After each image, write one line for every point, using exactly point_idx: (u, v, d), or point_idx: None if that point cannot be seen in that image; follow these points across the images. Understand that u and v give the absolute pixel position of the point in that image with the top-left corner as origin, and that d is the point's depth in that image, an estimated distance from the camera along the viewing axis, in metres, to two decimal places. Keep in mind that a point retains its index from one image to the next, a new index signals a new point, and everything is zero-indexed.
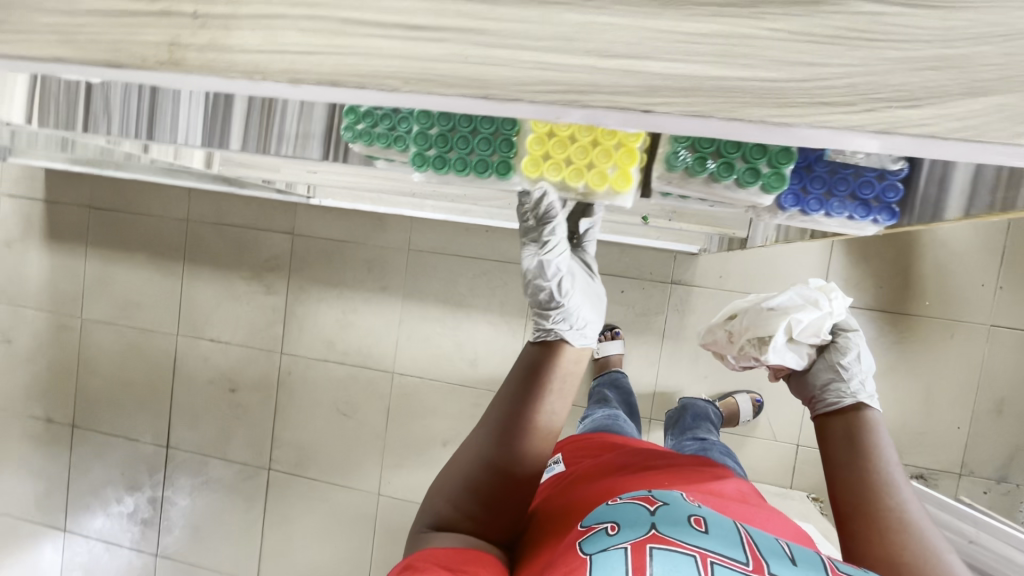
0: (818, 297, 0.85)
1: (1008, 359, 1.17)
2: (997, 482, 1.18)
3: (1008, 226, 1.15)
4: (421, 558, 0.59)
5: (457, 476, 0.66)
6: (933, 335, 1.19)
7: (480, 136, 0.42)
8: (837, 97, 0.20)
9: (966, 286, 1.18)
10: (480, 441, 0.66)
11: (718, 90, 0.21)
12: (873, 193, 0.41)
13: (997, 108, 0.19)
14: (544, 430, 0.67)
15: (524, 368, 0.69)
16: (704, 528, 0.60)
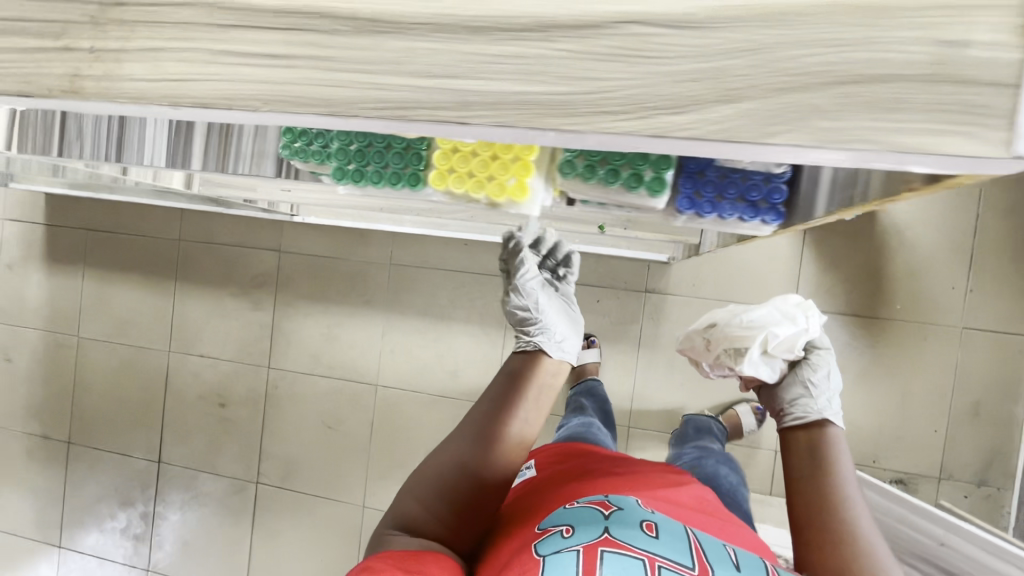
0: (795, 313, 0.85)
1: (982, 361, 1.17)
2: (977, 486, 1.18)
3: (976, 229, 1.16)
4: (378, 559, 0.58)
5: (432, 479, 0.67)
6: (906, 339, 1.20)
7: (394, 151, 0.45)
8: (617, 107, 0.23)
9: (937, 289, 1.19)
10: (458, 446, 0.68)
11: (519, 103, 0.24)
12: (761, 196, 0.43)
13: (746, 113, 0.22)
14: (520, 441, 0.69)
15: (508, 378, 0.71)
16: (655, 533, 0.61)
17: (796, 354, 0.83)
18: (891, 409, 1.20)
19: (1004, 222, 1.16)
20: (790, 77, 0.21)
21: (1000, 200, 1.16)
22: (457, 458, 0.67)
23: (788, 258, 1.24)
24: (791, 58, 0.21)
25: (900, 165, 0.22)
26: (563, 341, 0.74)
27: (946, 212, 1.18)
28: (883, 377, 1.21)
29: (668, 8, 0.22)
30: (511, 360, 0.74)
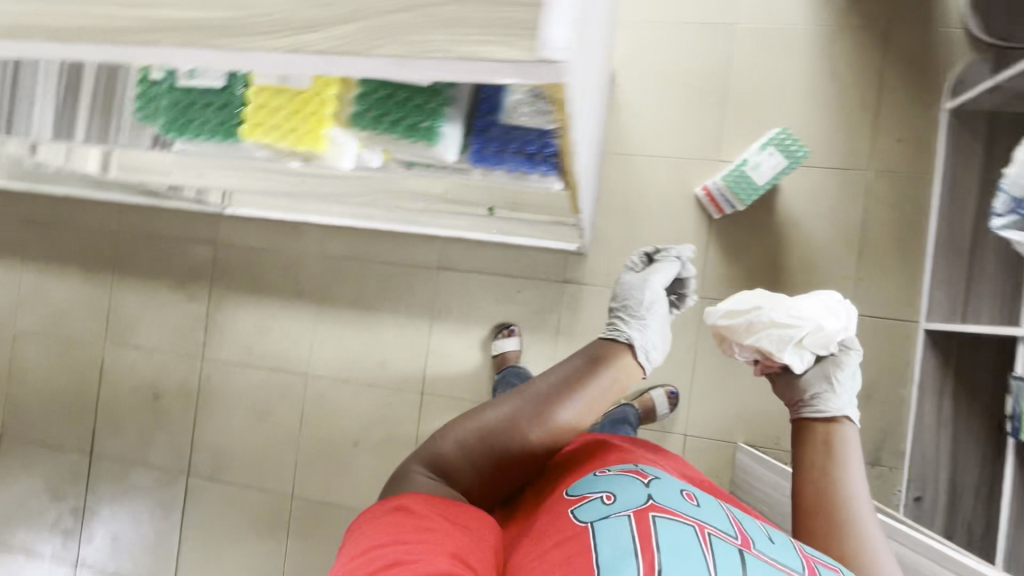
0: (839, 314, 0.90)
1: (873, 347, 1.24)
2: (871, 465, 1.25)
3: (864, 222, 1.25)
4: (417, 502, 0.66)
5: (479, 428, 0.79)
6: None
7: (211, 106, 0.49)
8: (265, 28, 0.28)
9: (831, 278, 1.26)
10: (513, 409, 0.80)
11: (193, 27, 0.29)
12: (537, 149, 0.49)
13: (359, 29, 0.27)
14: (569, 423, 0.82)
15: (578, 366, 0.85)
16: (697, 502, 0.68)
17: (826, 351, 0.89)
18: None
19: (890, 216, 1.24)
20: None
21: (886, 194, 1.24)
22: (513, 424, 0.79)
23: (696, 250, 1.31)
24: None
25: (489, 71, 0.27)
26: (656, 342, 0.93)
27: (838, 207, 1.26)
28: None
29: None
30: (581, 350, 0.89)
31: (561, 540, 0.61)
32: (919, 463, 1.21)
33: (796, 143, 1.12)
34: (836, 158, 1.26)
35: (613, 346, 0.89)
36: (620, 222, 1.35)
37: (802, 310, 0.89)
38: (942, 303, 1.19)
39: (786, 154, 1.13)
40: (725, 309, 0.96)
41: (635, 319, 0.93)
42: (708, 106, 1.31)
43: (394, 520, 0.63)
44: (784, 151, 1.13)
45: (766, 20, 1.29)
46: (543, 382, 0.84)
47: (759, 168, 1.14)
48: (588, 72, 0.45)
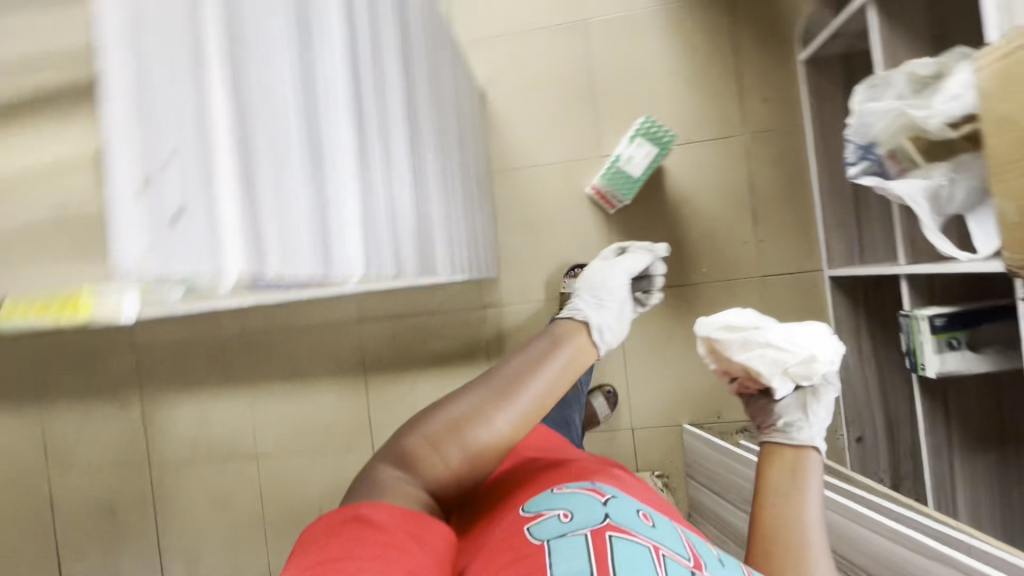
0: (833, 350, 0.87)
1: (786, 303, 1.27)
2: None
3: (751, 185, 1.27)
4: (377, 513, 0.63)
5: (442, 418, 0.75)
6: (719, 296, 1.28)
7: None
8: None
9: (732, 246, 1.28)
10: (474, 397, 0.76)
11: None
12: None
13: None
14: (538, 404, 0.77)
15: (542, 347, 0.80)
16: (652, 523, 0.67)
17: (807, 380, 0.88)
18: None
19: (775, 175, 1.27)
20: None
21: (766, 155, 1.26)
22: (477, 412, 0.75)
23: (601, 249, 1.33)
24: None
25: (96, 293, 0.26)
26: (614, 326, 0.86)
27: (724, 179, 1.28)
28: None
29: None
30: (545, 331, 0.84)
31: (513, 559, 0.59)
32: (852, 405, 1.24)
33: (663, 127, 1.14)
34: (711, 130, 1.27)
35: (570, 325, 0.84)
36: (524, 236, 1.35)
37: (798, 338, 0.87)
38: (839, 249, 1.22)
39: (655, 141, 1.14)
40: (724, 322, 0.92)
41: (593, 300, 0.88)
42: (581, 107, 1.32)
43: (352, 532, 0.60)
44: (652, 138, 1.14)
45: (616, 10, 1.30)
46: (503, 366, 0.79)
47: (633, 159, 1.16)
48: (327, 184, 0.44)
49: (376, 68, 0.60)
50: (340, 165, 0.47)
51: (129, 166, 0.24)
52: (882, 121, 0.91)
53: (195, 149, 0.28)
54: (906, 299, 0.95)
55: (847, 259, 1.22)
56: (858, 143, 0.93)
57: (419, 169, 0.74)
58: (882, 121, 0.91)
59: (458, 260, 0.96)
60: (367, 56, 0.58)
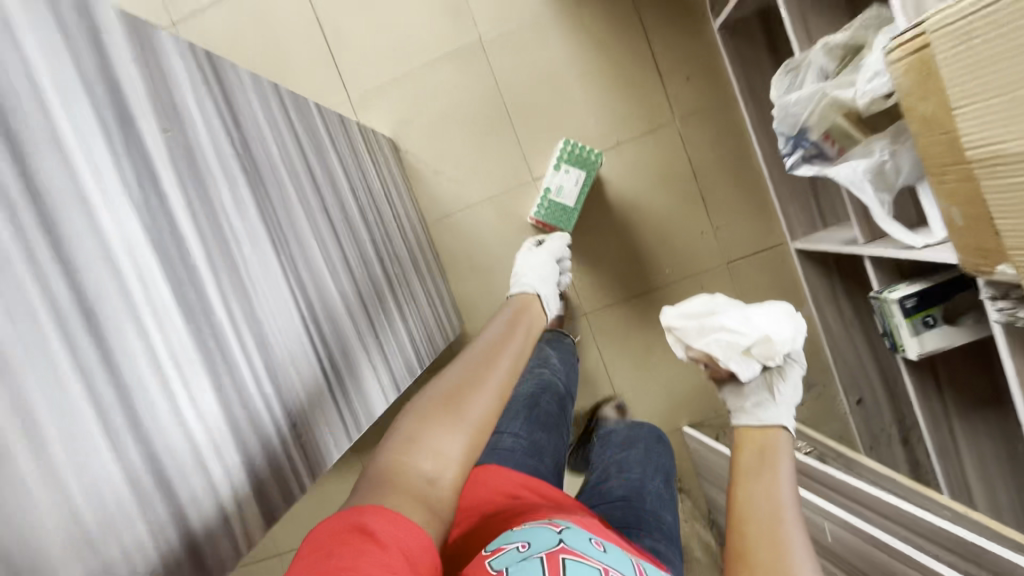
0: (793, 329, 0.86)
1: (757, 285, 1.22)
2: (808, 389, 1.25)
3: (694, 173, 1.19)
4: (373, 517, 0.45)
5: (435, 389, 0.60)
6: (688, 294, 1.23)
7: None
8: None
9: (689, 240, 1.22)
10: (456, 366, 0.65)
11: None
12: None
13: None
14: (511, 357, 0.68)
15: (503, 320, 0.76)
16: (604, 547, 0.52)
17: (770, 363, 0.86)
18: None
19: (716, 154, 1.19)
20: None
21: (703, 136, 1.18)
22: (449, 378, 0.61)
23: None
24: None
25: None
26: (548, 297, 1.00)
27: (665, 171, 1.20)
28: None
29: None
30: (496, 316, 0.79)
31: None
32: (846, 370, 1.20)
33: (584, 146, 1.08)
34: (638, 125, 1.19)
35: (521, 297, 0.93)
36: (476, 281, 1.29)
37: (755, 322, 0.86)
38: (798, 217, 1.16)
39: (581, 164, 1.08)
40: (683, 310, 0.95)
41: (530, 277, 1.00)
42: (500, 131, 1.23)
43: (350, 555, 0.42)
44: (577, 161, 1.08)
45: (509, 22, 1.20)
46: (475, 339, 0.70)
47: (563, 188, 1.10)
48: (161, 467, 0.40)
49: (229, 258, 0.53)
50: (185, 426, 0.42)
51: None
52: (806, 108, 0.84)
53: None
54: (875, 279, 0.92)
55: (810, 226, 1.16)
56: (789, 134, 0.87)
57: (324, 315, 0.67)
58: (807, 109, 0.84)
59: (406, 363, 0.89)
60: (211, 255, 0.50)
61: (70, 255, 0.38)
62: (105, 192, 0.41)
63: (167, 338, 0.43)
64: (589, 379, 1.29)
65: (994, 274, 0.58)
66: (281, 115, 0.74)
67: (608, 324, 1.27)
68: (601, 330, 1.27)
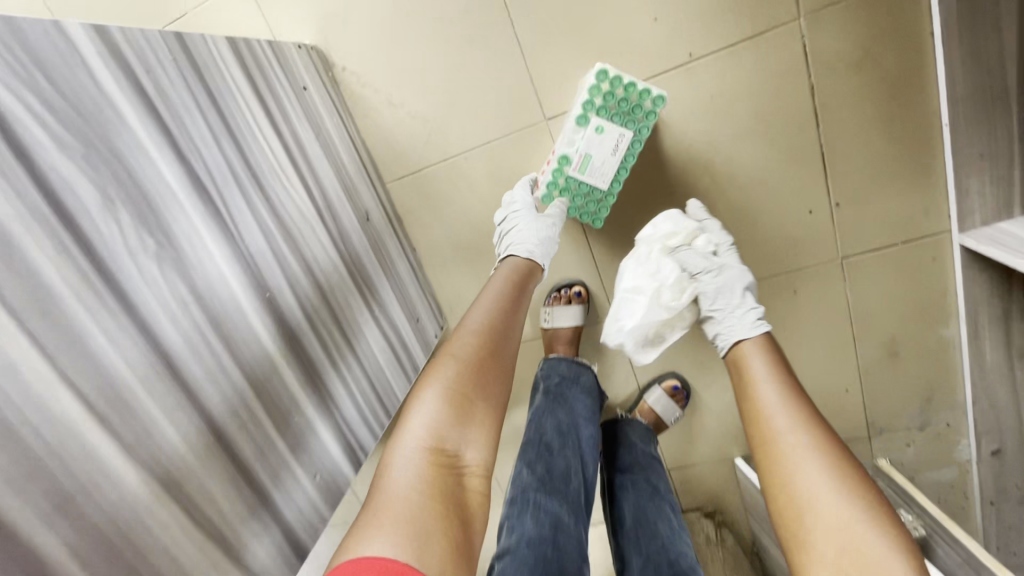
0: (647, 266, 0.72)
1: (881, 292, 0.80)
2: (922, 429, 0.89)
3: (814, 114, 0.71)
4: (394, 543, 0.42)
5: (451, 376, 0.57)
6: (773, 300, 0.83)
7: None
8: None
9: (786, 222, 0.78)
10: (469, 344, 0.60)
11: None
12: None
13: None
14: (515, 330, 0.65)
15: (504, 286, 0.67)
16: None
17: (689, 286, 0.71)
18: None
19: (858, 80, 0.69)
20: None
21: (841, 47, 0.67)
22: (476, 330, 0.61)
23: (578, 263, 0.86)
24: None
25: None
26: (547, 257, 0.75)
27: (765, 110, 0.71)
28: None
29: None
30: (499, 274, 0.69)
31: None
32: (990, 418, 0.82)
33: (635, 87, 0.67)
34: (729, 25, 0.68)
35: (525, 262, 0.71)
36: (461, 266, 0.90)
37: (621, 314, 0.74)
38: (983, 197, 0.69)
39: (626, 118, 0.69)
40: None
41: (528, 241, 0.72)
42: (490, 35, 0.74)
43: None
44: (619, 113, 0.69)
45: None
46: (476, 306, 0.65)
47: (591, 156, 0.72)
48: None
49: None
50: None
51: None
52: None
53: None
54: None
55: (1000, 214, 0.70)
56: None
57: (232, 395, 0.48)
58: None
59: (325, 480, 0.58)
60: None
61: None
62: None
63: None
64: (612, 398, 0.96)
65: None
66: None
67: None
68: None
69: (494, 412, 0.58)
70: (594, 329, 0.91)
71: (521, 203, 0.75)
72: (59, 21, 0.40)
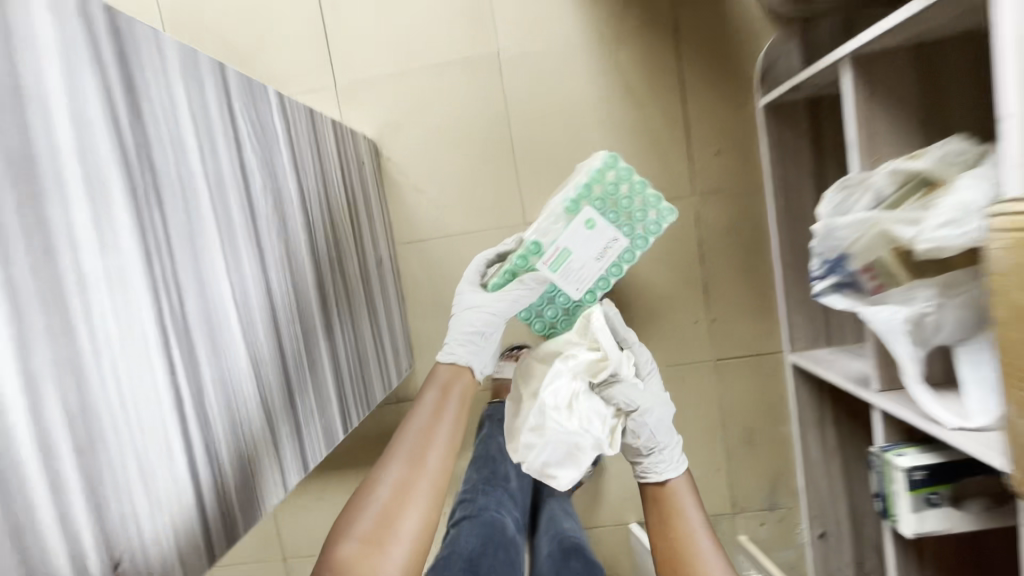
0: (580, 421, 0.76)
1: (742, 389, 1.10)
2: (771, 510, 1.14)
3: (702, 256, 1.07)
4: None
5: (370, 513, 0.67)
6: (670, 384, 1.11)
7: None
8: None
9: (680, 326, 1.09)
10: (389, 480, 0.71)
11: None
12: None
13: None
14: (446, 428, 0.79)
15: (437, 395, 0.82)
16: None
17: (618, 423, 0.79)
18: None
19: (729, 240, 1.06)
20: None
21: (719, 218, 1.06)
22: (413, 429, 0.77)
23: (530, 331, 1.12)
24: None
25: None
26: (487, 361, 0.89)
27: (671, 247, 1.07)
28: None
29: None
30: (434, 383, 0.84)
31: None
32: (815, 502, 1.09)
33: (639, 191, 0.84)
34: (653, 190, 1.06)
35: (450, 369, 0.85)
36: (439, 319, 1.13)
37: (552, 460, 0.77)
38: (803, 329, 1.04)
39: (619, 221, 0.85)
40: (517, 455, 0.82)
41: (473, 336, 0.87)
42: (498, 162, 1.08)
43: None
44: (614, 214, 0.84)
45: (535, 40, 1.04)
46: (401, 435, 0.77)
47: (573, 252, 0.84)
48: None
49: (62, 345, 0.37)
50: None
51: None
52: (854, 235, 0.71)
53: None
54: (878, 432, 0.80)
55: (812, 343, 1.05)
56: (825, 257, 0.75)
57: (295, 338, 0.67)
58: (853, 236, 0.71)
59: (331, 434, 0.73)
60: (19, 343, 0.34)
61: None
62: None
63: None
64: None
65: None
66: (224, 117, 0.58)
67: None
68: None
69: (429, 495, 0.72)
70: None
71: (469, 281, 0.94)
72: (264, 86, 0.67)
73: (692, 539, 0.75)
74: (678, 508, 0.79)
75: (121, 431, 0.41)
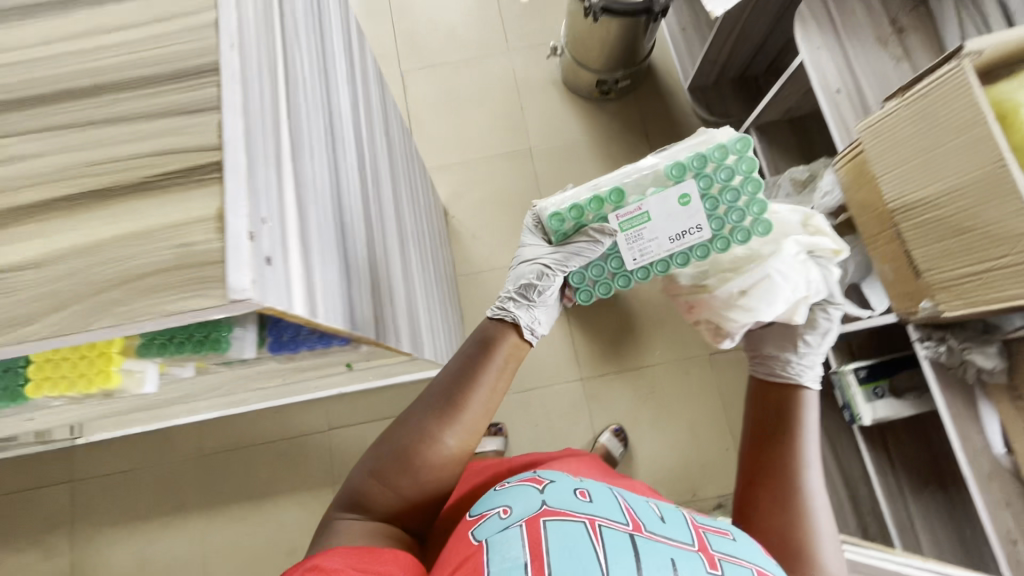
0: (801, 268, 0.72)
1: (735, 376, 1.38)
2: None
3: None
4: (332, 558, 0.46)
5: (387, 458, 0.61)
6: (674, 375, 1.39)
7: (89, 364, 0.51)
8: (75, 309, 0.32)
9: (678, 326, 1.41)
10: (411, 425, 0.62)
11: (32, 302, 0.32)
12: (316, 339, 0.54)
13: (101, 303, 0.32)
14: (483, 396, 0.65)
15: (474, 352, 0.68)
16: (590, 498, 0.55)
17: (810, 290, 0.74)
18: (687, 440, 1.35)
19: None
20: (143, 270, 0.32)
21: None
22: (444, 386, 0.65)
23: (561, 337, 1.42)
24: (139, 266, 0.32)
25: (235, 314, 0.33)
26: (543, 322, 0.76)
27: None
28: (667, 417, 1.37)
29: (78, 242, 0.32)
30: (474, 334, 0.71)
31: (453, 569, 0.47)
32: None
33: (748, 190, 0.69)
34: None
35: (501, 327, 0.71)
36: None
37: (745, 285, 0.72)
38: None
39: (714, 212, 0.69)
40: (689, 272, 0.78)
41: (528, 297, 0.74)
42: None
43: None
44: (714, 202, 0.69)
45: (554, 139, 1.55)
46: (440, 378, 0.66)
47: (651, 220, 0.70)
48: (346, 243, 0.52)
49: (380, 189, 0.72)
50: (352, 234, 0.55)
51: (234, 182, 0.33)
52: None
53: (280, 229, 0.37)
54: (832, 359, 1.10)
55: None
56: None
57: (428, 279, 1.00)
58: None
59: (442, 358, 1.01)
60: (374, 176, 0.69)
61: (336, 108, 0.58)
62: (340, 80, 0.62)
63: (358, 195, 0.60)
64: (577, 444, 1.35)
65: (917, 314, 0.79)
66: (405, 143, 1.01)
67: (601, 391, 1.38)
68: (594, 397, 1.38)
69: (451, 465, 0.63)
70: (569, 386, 1.39)
71: (533, 224, 0.82)
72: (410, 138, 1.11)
73: (799, 442, 0.68)
74: (796, 411, 0.72)
75: (393, 251, 0.74)
